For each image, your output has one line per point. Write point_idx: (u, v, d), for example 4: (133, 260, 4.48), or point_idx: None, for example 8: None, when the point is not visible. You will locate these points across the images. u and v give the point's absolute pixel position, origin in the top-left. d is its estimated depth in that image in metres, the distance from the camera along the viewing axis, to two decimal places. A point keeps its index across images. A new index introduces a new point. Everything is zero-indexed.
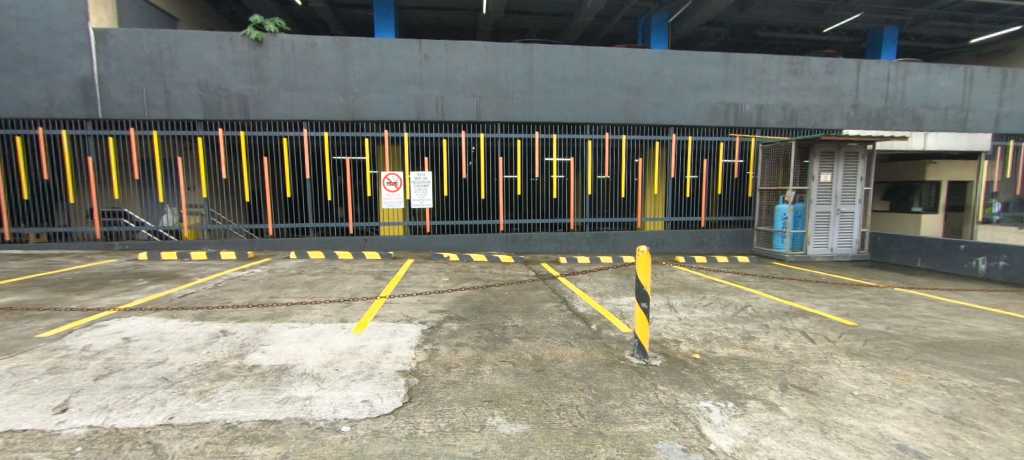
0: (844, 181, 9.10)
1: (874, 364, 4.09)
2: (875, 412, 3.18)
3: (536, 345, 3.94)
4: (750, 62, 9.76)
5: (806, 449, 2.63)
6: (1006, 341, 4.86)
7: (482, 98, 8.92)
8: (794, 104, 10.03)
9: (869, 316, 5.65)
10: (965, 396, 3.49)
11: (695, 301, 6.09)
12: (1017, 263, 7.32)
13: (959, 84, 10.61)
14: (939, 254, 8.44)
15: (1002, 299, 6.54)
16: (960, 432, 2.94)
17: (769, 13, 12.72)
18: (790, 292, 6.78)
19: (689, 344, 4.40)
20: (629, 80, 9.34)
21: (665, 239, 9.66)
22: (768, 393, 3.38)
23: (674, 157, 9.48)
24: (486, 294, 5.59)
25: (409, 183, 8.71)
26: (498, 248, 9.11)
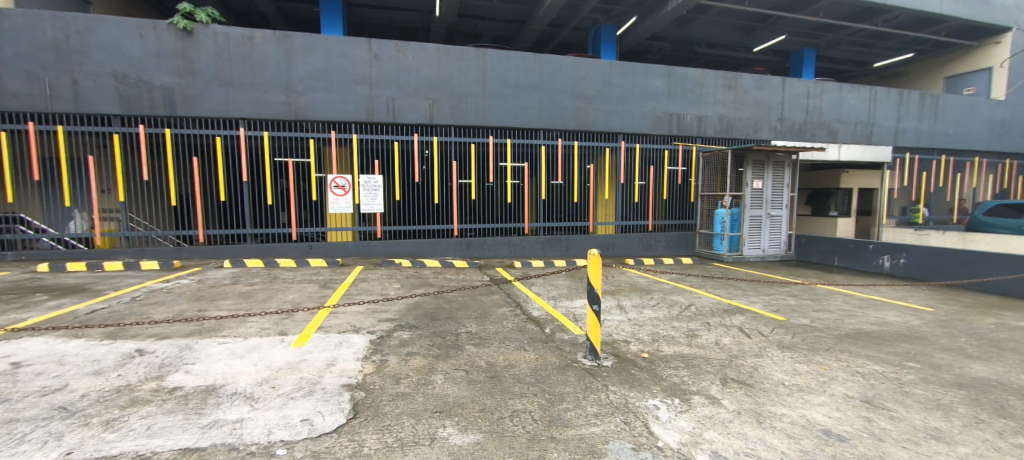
0: (773, 188, 9.87)
1: (801, 355, 4.42)
2: (803, 400, 3.42)
3: (489, 351, 3.88)
4: (690, 75, 10.33)
5: (745, 440, 2.76)
6: (907, 329, 5.44)
7: (434, 100, 8.76)
8: (730, 116, 10.73)
9: (797, 311, 6.12)
10: (877, 381, 3.85)
11: (643, 302, 6.29)
12: (915, 260, 8.23)
13: (868, 102, 11.84)
14: (852, 254, 9.32)
15: (904, 292, 7.34)
16: (874, 414, 3.23)
17: (707, 30, 13.57)
18: (729, 291, 7.21)
19: (638, 343, 4.54)
20: (580, 87, 9.56)
21: (615, 242, 9.95)
22: (710, 388, 3.54)
23: (623, 164, 9.81)
24: (440, 300, 5.46)
25: (358, 186, 8.40)
26: (452, 253, 8.98)
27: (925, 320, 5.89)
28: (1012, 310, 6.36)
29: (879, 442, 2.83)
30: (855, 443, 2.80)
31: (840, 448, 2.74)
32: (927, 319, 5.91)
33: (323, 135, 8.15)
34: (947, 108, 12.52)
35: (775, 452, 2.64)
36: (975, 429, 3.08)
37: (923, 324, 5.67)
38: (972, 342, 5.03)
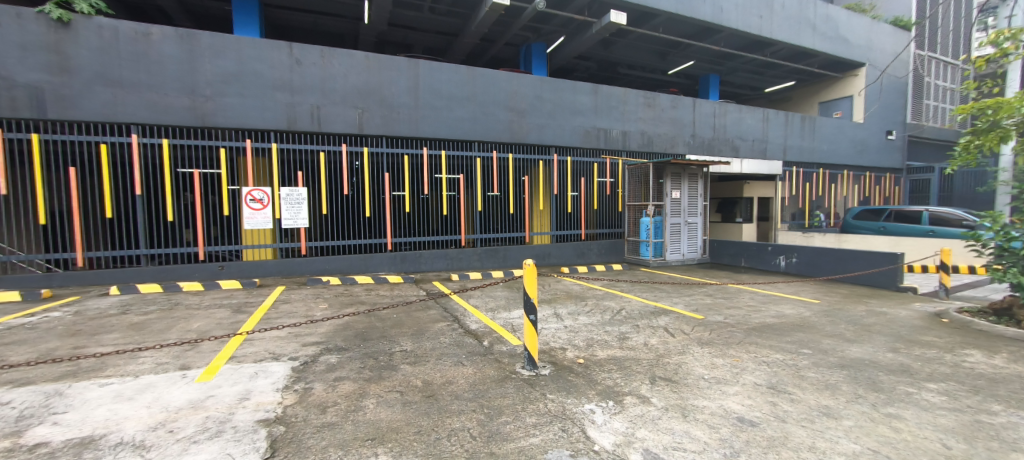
0: (689, 197, 10.75)
1: (718, 350, 4.78)
2: (721, 391, 3.68)
3: (425, 369, 3.73)
4: (615, 93, 10.96)
5: (672, 434, 2.91)
6: (801, 320, 6.14)
7: (364, 110, 8.42)
8: (650, 131, 11.52)
9: (712, 309, 6.64)
10: (780, 368, 4.27)
11: (578, 309, 6.45)
12: (805, 258, 9.33)
13: (763, 122, 13.38)
14: (755, 255, 10.36)
15: (797, 287, 8.31)
16: (778, 399, 3.57)
17: (627, 53, 14.53)
18: (654, 294, 7.65)
19: (574, 350, 4.62)
20: (513, 101, 9.73)
21: (551, 252, 10.14)
22: (641, 387, 3.69)
23: (556, 175, 10.09)
24: (371, 319, 5.16)
25: (278, 199, 7.77)
26: (386, 269, 8.56)
27: (815, 310, 6.70)
28: (879, 298, 7.46)
29: (783, 424, 3.13)
30: (764, 426, 3.07)
31: (752, 432, 2.99)
32: (816, 309, 6.73)
33: (237, 144, 7.45)
34: (824, 128, 14.55)
35: (700, 443, 2.81)
36: (855, 404, 3.53)
37: (814, 314, 6.42)
38: (850, 328, 5.79)
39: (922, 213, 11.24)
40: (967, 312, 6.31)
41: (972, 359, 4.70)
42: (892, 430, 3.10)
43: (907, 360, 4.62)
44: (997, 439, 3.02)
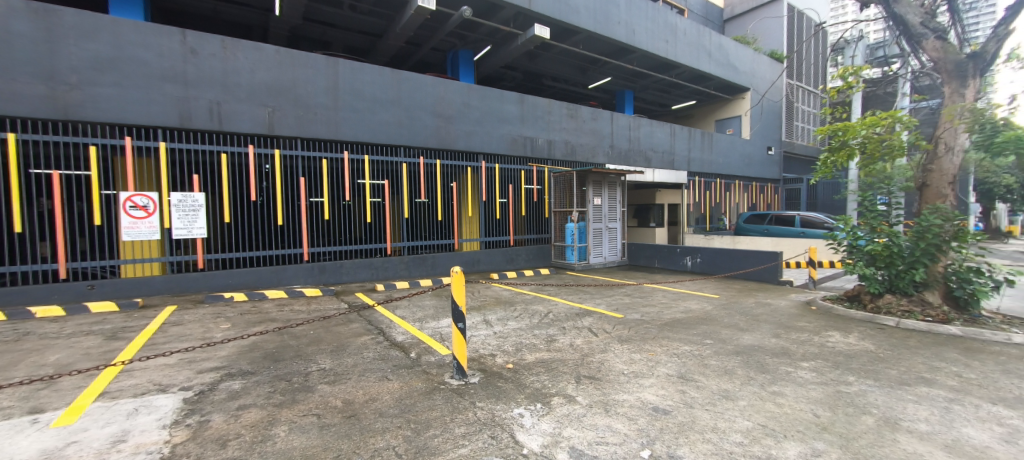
0: (609, 204, 11.38)
1: (636, 346, 5.07)
2: (638, 384, 3.90)
3: (345, 388, 3.46)
4: (540, 103, 11.28)
5: (597, 430, 3.01)
6: (705, 313, 6.76)
7: (275, 109, 7.73)
8: (573, 141, 12.01)
9: (630, 308, 7.06)
10: (688, 359, 4.63)
11: (507, 314, 6.45)
12: (707, 258, 10.31)
13: (671, 136, 14.64)
14: (666, 256, 11.24)
15: (701, 285, 9.14)
16: (687, 387, 3.88)
17: (551, 66, 15.04)
18: (579, 296, 7.95)
19: (503, 355, 4.62)
20: (439, 107, 9.56)
21: (480, 258, 10.10)
22: (567, 387, 3.78)
23: (484, 182, 10.10)
24: (284, 338, 4.70)
25: (167, 207, 6.83)
26: (301, 281, 7.89)
27: (716, 304, 7.41)
28: (765, 291, 8.48)
29: (691, 409, 3.41)
30: (675, 414, 3.32)
31: (665, 420, 3.21)
32: (717, 303, 7.45)
33: (115, 142, 6.44)
34: (720, 143, 16.31)
35: (621, 436, 2.94)
36: (749, 385, 3.96)
37: (716, 308, 7.08)
38: (744, 318, 6.48)
39: (795, 217, 13.01)
40: (830, 300, 7.40)
41: (834, 339, 5.51)
42: (777, 406, 3.54)
43: (787, 343, 5.28)
44: (853, 406, 3.59)
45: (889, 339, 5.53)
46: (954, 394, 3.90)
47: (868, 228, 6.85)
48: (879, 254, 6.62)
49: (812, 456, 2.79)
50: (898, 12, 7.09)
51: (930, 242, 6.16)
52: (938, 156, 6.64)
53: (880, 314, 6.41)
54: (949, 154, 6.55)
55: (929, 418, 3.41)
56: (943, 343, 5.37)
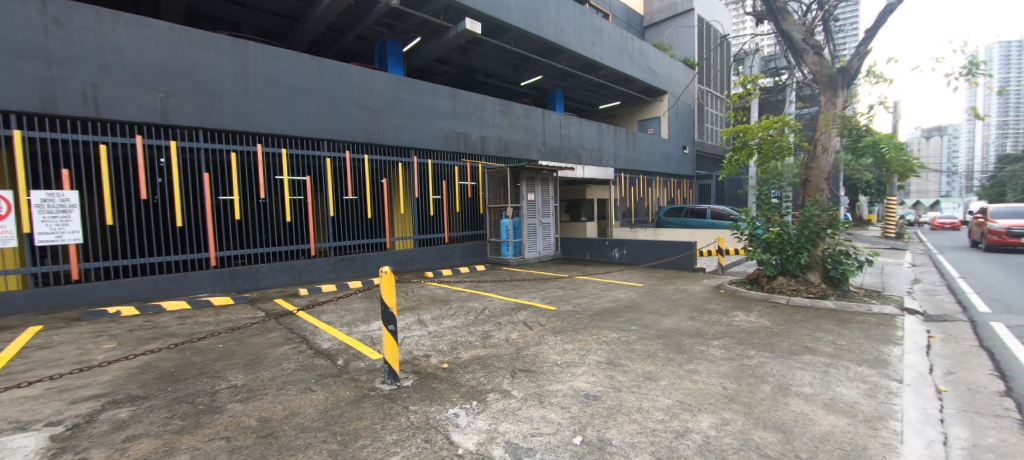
0: (542, 200, 11.65)
1: (569, 336, 5.21)
2: (571, 374, 4.00)
3: (260, 405, 3.15)
4: (472, 99, 11.15)
5: (531, 422, 3.03)
6: (632, 301, 7.14)
7: (170, 94, 6.82)
8: (506, 138, 12.05)
9: (563, 300, 7.26)
10: (616, 346, 4.84)
11: (442, 313, 6.30)
12: (632, 249, 10.91)
13: (598, 134, 15.26)
14: (596, 249, 11.73)
15: (628, 275, 9.64)
16: (615, 372, 4.06)
17: (483, 62, 14.93)
18: (514, 291, 8.01)
19: (438, 355, 4.50)
20: (366, 99, 9.06)
21: (414, 257, 9.81)
22: (503, 382, 3.77)
23: (416, 178, 9.79)
24: (185, 354, 4.17)
25: (26, 208, 5.76)
26: (208, 289, 7.08)
27: (641, 292, 7.86)
28: (682, 278, 9.16)
29: (618, 393, 3.57)
30: (604, 398, 3.45)
31: (595, 406, 3.32)
32: (642, 291, 7.91)
33: None
34: (642, 142, 17.34)
35: (554, 425, 2.99)
36: (668, 365, 4.24)
37: (640, 296, 7.51)
38: (666, 304, 6.94)
39: (706, 210, 14.33)
40: (735, 283, 8.14)
41: (739, 318, 6.09)
42: (692, 382, 3.83)
43: (700, 325, 5.74)
44: (754, 377, 3.99)
45: (783, 316, 6.23)
46: (831, 359, 4.50)
47: (763, 218, 7.66)
48: (772, 242, 7.39)
49: (722, 426, 3.05)
50: (786, 28, 7.95)
51: (811, 229, 7.06)
52: (817, 156, 7.60)
53: (774, 293, 7.21)
54: (825, 154, 7.52)
55: (812, 382, 3.90)
56: (823, 316, 6.18)
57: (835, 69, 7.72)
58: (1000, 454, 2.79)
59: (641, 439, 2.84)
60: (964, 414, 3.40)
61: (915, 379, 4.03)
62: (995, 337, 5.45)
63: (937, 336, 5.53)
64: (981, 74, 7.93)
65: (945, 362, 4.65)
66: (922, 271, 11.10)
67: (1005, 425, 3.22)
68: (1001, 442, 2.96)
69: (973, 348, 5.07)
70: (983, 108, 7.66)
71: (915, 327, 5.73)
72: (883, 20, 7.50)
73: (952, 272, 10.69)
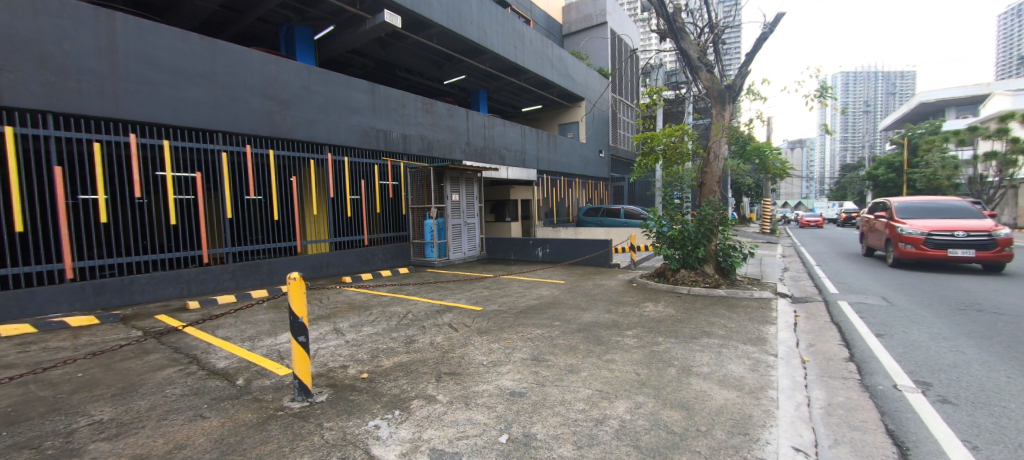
0: (466, 200, 11.62)
1: (494, 336, 5.17)
2: (496, 373, 3.96)
3: (134, 441, 2.66)
4: (392, 95, 10.67)
5: (457, 425, 2.93)
6: (554, 298, 7.33)
7: (4, 69, 5.55)
8: (429, 137, 11.72)
9: (488, 299, 7.21)
10: (540, 342, 4.91)
11: (361, 320, 5.91)
12: (554, 248, 11.21)
13: (521, 136, 15.49)
14: (520, 248, 11.87)
15: (550, 272, 9.91)
16: (539, 367, 4.10)
17: (404, 57, 14.37)
18: (438, 293, 7.79)
19: (356, 365, 4.19)
20: (270, 88, 8.22)
21: (329, 261, 9.16)
22: (427, 388, 3.61)
23: (330, 177, 9.11)
24: (29, 390, 3.40)
25: None
26: (64, 307, 5.91)
27: (563, 288, 8.10)
28: (600, 273, 9.65)
29: (543, 388, 3.60)
30: (529, 394, 3.46)
31: (520, 402, 3.31)
32: (564, 288, 8.16)
33: None
34: (562, 144, 17.94)
35: (479, 426, 2.92)
36: (588, 357, 4.39)
37: (562, 292, 7.74)
38: (586, 299, 7.22)
39: (620, 210, 15.60)
40: (646, 277, 8.71)
41: (649, 308, 6.55)
42: (609, 371, 4.00)
43: (616, 317, 6.05)
44: (663, 361, 4.28)
45: (687, 304, 6.81)
46: (723, 340, 4.98)
47: (668, 217, 8.29)
48: (676, 238, 8.03)
49: (636, 409, 3.20)
50: (684, 46, 8.65)
51: (706, 226, 7.84)
52: (710, 161, 8.42)
53: (677, 284, 7.86)
54: (716, 160, 8.38)
55: (709, 361, 4.28)
56: (717, 302, 6.89)
57: (722, 85, 8.63)
58: (849, 410, 3.34)
59: (564, 431, 2.87)
60: (823, 378, 4.00)
61: (787, 352, 4.63)
62: (843, 313, 6.47)
63: (802, 315, 6.43)
64: (829, 97, 9.38)
65: (810, 336, 5.41)
66: (789, 260, 12.89)
67: (851, 385, 3.83)
68: (849, 399, 3.54)
69: (827, 323, 5.98)
70: (830, 125, 8.90)
71: (786, 308, 6.61)
72: (759, 46, 8.56)
73: (810, 261, 12.55)
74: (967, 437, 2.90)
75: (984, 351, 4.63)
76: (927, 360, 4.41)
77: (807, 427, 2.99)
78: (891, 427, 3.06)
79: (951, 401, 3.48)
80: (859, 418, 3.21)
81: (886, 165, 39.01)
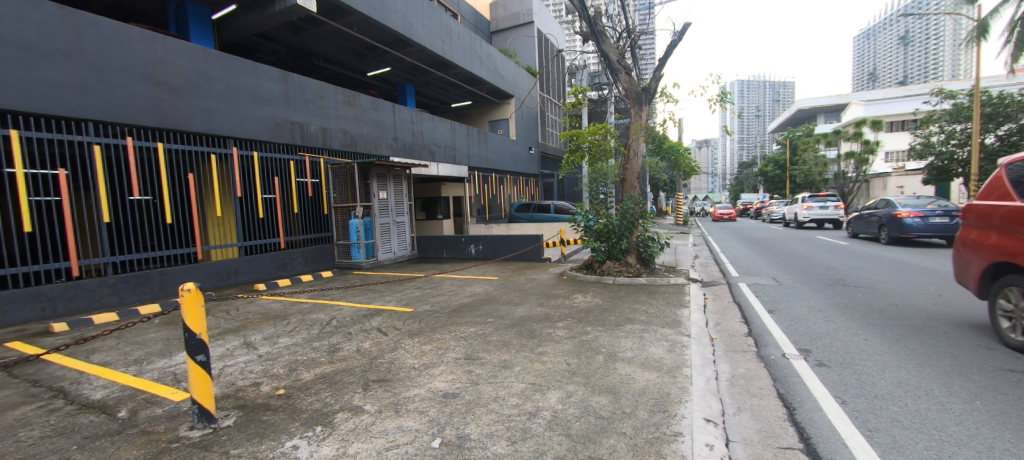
0: (394, 198, 11.20)
1: (426, 337, 5.00)
2: (428, 376, 3.82)
3: None
4: (308, 85, 9.89)
5: (386, 435, 2.77)
6: (486, 294, 7.29)
7: None
8: (352, 131, 11.06)
9: (419, 300, 6.97)
10: (474, 339, 4.84)
11: (277, 331, 5.41)
12: (486, 244, 11.19)
13: (449, 131, 15.16)
14: (452, 246, 11.69)
15: (483, 269, 9.86)
16: (472, 366, 4.03)
17: (321, 45, 13.39)
18: (365, 296, 7.38)
19: (271, 381, 3.81)
20: (156, 72, 7.18)
21: (237, 267, 8.30)
22: (353, 399, 3.38)
23: (236, 173, 8.21)
24: None
25: None
26: None
27: (496, 285, 8.09)
28: (532, 268, 9.81)
29: (476, 386, 3.54)
30: (463, 394, 3.38)
31: (454, 404, 3.22)
32: (496, 284, 8.16)
33: None
34: (493, 141, 17.88)
35: (411, 433, 2.78)
36: (522, 351, 4.41)
37: (495, 288, 7.73)
38: (518, 294, 7.28)
39: (550, 205, 16.04)
40: (575, 269, 8.97)
41: (578, 299, 6.78)
42: (541, 363, 4.05)
43: (547, 309, 6.16)
44: (591, 349, 4.43)
45: (613, 294, 7.13)
46: (645, 325, 5.28)
47: (593, 211, 8.63)
48: (601, 231, 8.38)
49: (567, 399, 3.26)
50: (605, 49, 9.00)
51: (628, 219, 8.26)
52: (630, 158, 8.88)
53: (604, 275, 8.19)
54: (635, 157, 8.84)
55: (632, 346, 4.50)
56: (638, 290, 7.32)
57: (640, 87, 9.14)
58: (748, 380, 3.69)
59: (498, 428, 2.84)
60: (727, 353, 4.39)
61: (698, 332, 5.02)
62: (743, 293, 7.21)
63: (710, 296, 7.08)
64: (729, 102, 10.36)
65: (717, 316, 5.95)
66: (698, 248, 14.13)
67: (750, 357, 4.24)
68: (748, 370, 3.92)
69: (730, 302, 6.64)
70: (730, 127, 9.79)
71: (697, 291, 7.23)
72: (670, 53, 9.18)
73: (716, 248, 13.90)
74: (838, 394, 3.34)
75: (849, 319, 5.40)
76: (809, 330, 5.03)
77: (715, 399, 3.24)
78: (781, 391, 3.43)
79: (826, 364, 3.99)
80: (756, 385, 3.57)
81: (773, 163, 44.41)
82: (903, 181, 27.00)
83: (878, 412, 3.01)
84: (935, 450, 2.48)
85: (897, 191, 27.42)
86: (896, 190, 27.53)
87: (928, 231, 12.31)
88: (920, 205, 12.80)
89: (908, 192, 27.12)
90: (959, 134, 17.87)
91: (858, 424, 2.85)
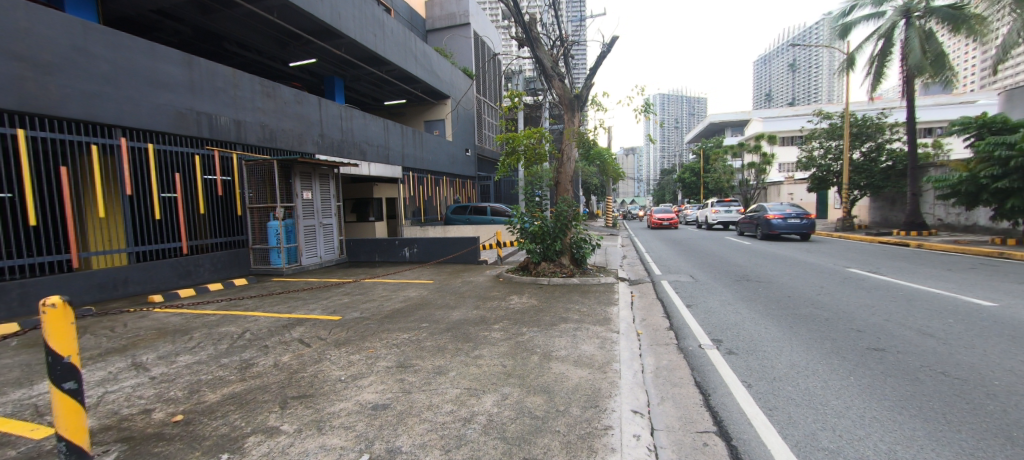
0: (320, 198, 10.50)
1: (355, 346, 4.70)
2: (355, 388, 3.56)
3: None
4: (219, 72, 8.95)
5: (305, 457, 2.52)
6: (421, 299, 7.05)
7: None
8: (272, 125, 10.19)
9: (347, 307, 6.55)
10: (406, 346, 4.63)
11: (176, 348, 4.77)
12: (421, 248, 10.85)
13: (382, 130, 14.53)
14: (385, 250, 11.19)
15: (417, 273, 9.55)
16: (404, 374, 3.84)
17: (235, 29, 12.20)
18: (286, 305, 6.79)
19: (166, 406, 3.33)
20: (18, 45, 6.06)
21: (127, 276, 7.27)
22: (268, 419, 3.05)
23: (126, 169, 7.17)
24: None
25: None
26: None
27: (430, 288, 7.86)
28: (468, 271, 9.69)
29: (408, 395, 3.36)
30: (394, 405, 3.19)
31: (383, 416, 3.02)
32: (431, 288, 7.93)
33: None
34: (428, 141, 17.46)
35: (334, 452, 2.55)
36: (456, 356, 4.29)
37: (430, 292, 7.50)
38: (453, 297, 7.12)
39: (486, 208, 16.02)
40: (511, 271, 8.98)
41: (513, 301, 6.79)
42: (477, 367, 3.95)
43: (483, 312, 6.08)
44: (526, 350, 4.42)
45: (548, 294, 7.24)
46: (578, 324, 5.40)
47: (529, 213, 8.70)
48: (537, 233, 8.48)
49: (502, 401, 3.21)
50: (539, 55, 9.12)
51: (562, 221, 8.46)
52: (563, 162, 9.11)
53: (539, 276, 8.29)
54: (568, 161, 9.09)
55: (565, 345, 4.57)
56: (572, 290, 7.50)
57: (573, 94, 9.40)
58: (670, 370, 3.90)
59: (431, 437, 2.70)
60: (652, 347, 4.61)
61: (626, 328, 5.24)
62: (666, 290, 7.67)
63: (637, 294, 7.46)
64: (652, 112, 11.02)
65: (643, 312, 6.27)
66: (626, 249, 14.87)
67: (672, 349, 4.49)
68: (670, 361, 4.14)
69: (655, 299, 7.04)
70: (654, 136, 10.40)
71: (625, 289, 7.58)
72: (600, 63, 9.56)
73: (641, 249, 14.72)
74: (745, 378, 3.64)
75: (754, 310, 5.94)
76: (722, 322, 5.46)
77: (642, 390, 3.38)
78: (698, 379, 3.66)
79: (736, 352, 4.34)
80: (678, 376, 3.77)
81: (689, 171, 48.30)
82: (793, 189, 30.57)
83: (778, 392, 3.31)
84: (823, 423, 2.76)
85: (788, 197, 30.95)
86: (788, 196, 31.03)
87: (787, 229, 14.21)
88: (782, 208, 14.79)
89: (796, 199, 30.71)
90: (834, 150, 20.53)
91: (761, 404, 3.11)
